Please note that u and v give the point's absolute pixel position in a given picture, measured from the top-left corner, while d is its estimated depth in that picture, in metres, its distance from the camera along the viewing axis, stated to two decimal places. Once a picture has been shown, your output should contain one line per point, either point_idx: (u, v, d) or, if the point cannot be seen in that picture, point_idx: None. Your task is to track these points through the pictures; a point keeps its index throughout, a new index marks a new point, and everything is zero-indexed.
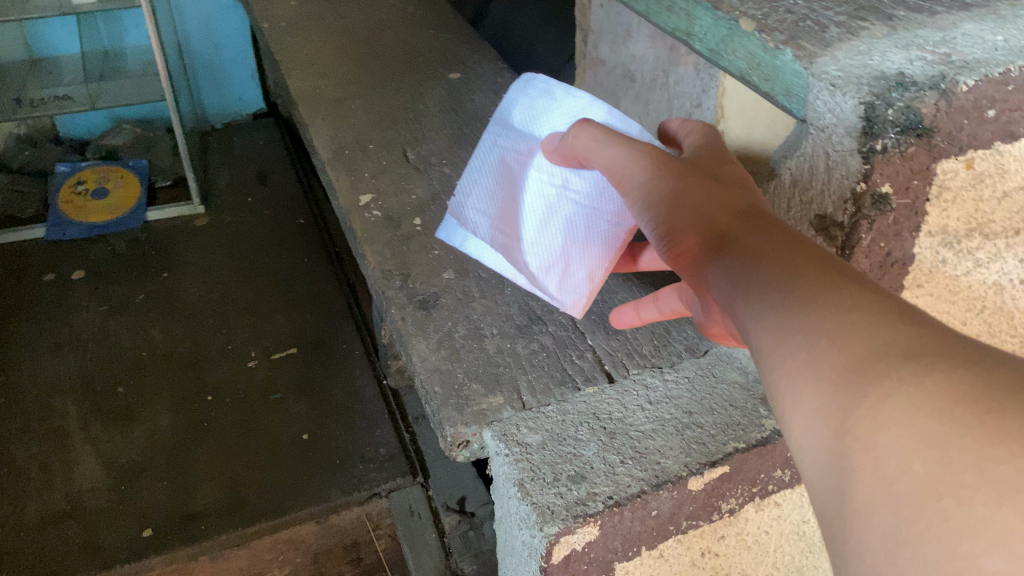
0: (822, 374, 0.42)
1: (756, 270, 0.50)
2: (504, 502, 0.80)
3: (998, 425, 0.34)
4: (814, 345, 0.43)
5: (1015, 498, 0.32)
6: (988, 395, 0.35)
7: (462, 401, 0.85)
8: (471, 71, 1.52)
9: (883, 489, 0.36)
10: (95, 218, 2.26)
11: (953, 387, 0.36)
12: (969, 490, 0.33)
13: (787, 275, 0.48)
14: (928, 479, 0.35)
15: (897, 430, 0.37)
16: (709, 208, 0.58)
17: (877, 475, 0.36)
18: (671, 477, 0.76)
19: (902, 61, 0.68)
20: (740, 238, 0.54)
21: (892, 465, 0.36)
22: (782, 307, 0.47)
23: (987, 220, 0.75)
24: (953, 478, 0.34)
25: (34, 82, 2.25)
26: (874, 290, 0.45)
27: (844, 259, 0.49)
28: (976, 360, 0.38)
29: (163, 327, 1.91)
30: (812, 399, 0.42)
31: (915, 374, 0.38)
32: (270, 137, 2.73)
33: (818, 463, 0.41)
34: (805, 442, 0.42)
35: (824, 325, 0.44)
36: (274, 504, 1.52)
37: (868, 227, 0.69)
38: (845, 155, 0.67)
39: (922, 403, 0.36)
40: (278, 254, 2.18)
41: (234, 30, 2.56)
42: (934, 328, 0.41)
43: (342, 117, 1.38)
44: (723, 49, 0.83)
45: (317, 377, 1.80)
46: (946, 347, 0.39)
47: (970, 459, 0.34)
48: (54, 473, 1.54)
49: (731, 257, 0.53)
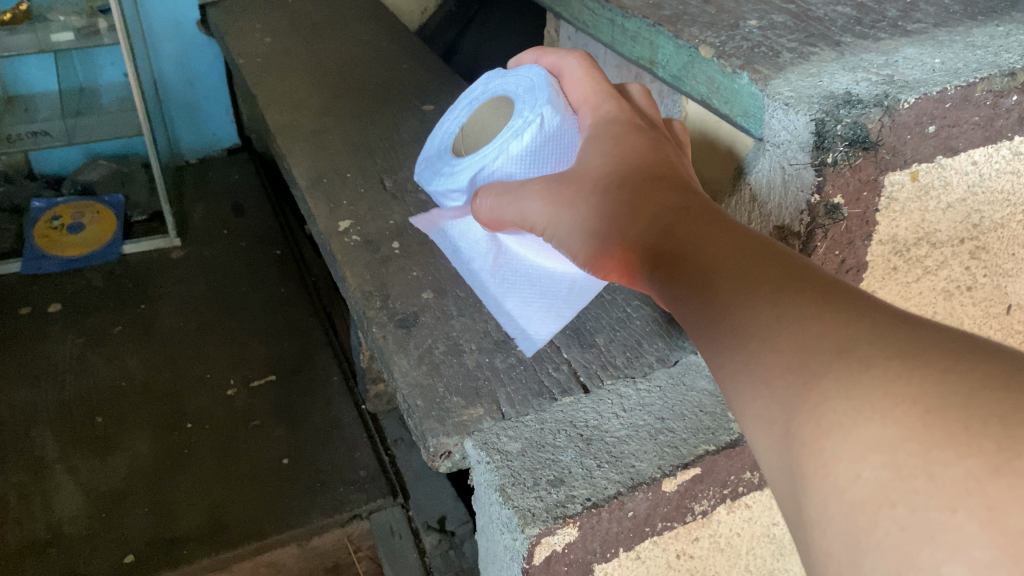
0: (761, 378, 0.48)
1: (674, 284, 0.57)
2: (486, 510, 0.83)
3: (942, 428, 0.40)
4: (745, 348, 0.50)
5: (967, 502, 0.38)
6: (925, 391, 0.41)
7: (443, 413, 0.88)
8: (445, 103, 1.57)
9: (837, 496, 0.42)
10: (71, 251, 2.27)
11: (893, 388, 0.42)
12: (920, 497, 0.39)
13: (707, 280, 0.55)
14: (880, 486, 0.40)
15: (843, 436, 0.43)
16: (623, 226, 0.65)
17: (834, 485, 0.42)
18: (646, 479, 0.79)
19: (849, 82, 0.73)
20: (658, 248, 0.60)
21: (844, 473, 0.42)
22: (704, 319, 0.54)
23: (933, 230, 0.81)
24: (903, 483, 0.40)
25: (10, 120, 2.27)
26: (789, 285, 0.51)
27: (760, 250, 0.55)
28: (911, 350, 0.43)
29: (141, 357, 1.91)
30: (756, 403, 0.48)
31: (851, 372, 0.44)
32: (244, 171, 2.76)
33: (775, 465, 0.47)
34: (759, 444, 0.49)
35: (754, 330, 0.50)
36: (255, 527, 1.52)
37: (823, 236, 0.73)
38: (800, 169, 0.72)
39: (865, 409, 0.42)
40: (254, 285, 2.20)
41: (208, 68, 2.60)
42: (855, 315, 0.47)
43: (320, 147, 1.42)
44: (685, 74, 0.88)
45: (296, 404, 1.81)
46: (874, 336, 0.45)
47: (918, 464, 0.40)
48: (33, 502, 1.54)
49: (659, 268, 0.59)
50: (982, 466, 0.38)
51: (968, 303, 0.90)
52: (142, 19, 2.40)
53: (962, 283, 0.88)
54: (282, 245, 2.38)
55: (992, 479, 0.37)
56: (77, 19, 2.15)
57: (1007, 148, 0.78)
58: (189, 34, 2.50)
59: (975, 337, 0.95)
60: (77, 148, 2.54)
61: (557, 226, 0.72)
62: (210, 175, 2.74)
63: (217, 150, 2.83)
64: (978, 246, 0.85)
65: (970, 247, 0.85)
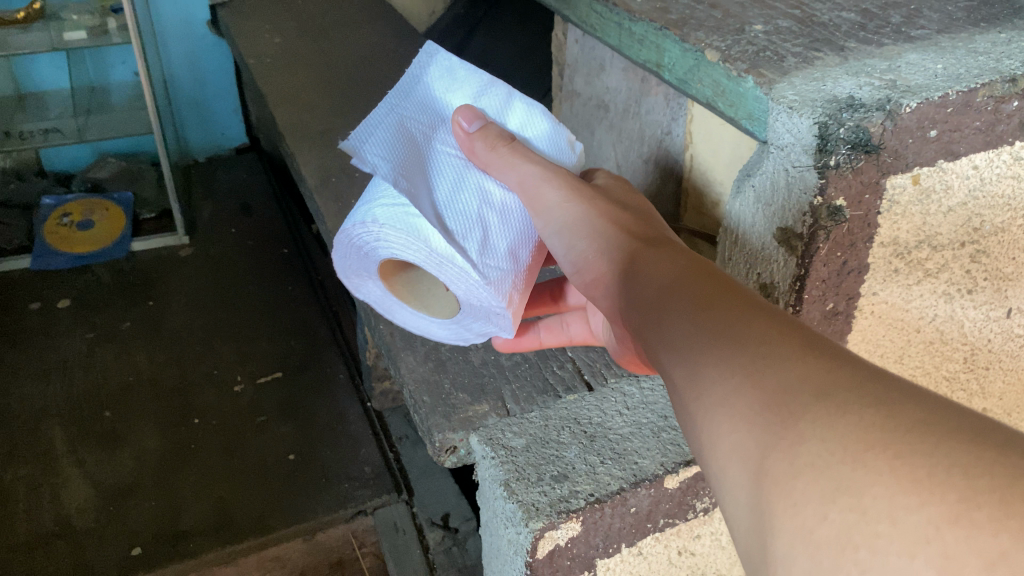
0: (737, 411, 0.45)
1: (665, 306, 0.55)
2: (490, 505, 0.85)
3: (910, 473, 0.37)
4: (727, 379, 0.47)
5: (927, 549, 0.36)
6: (897, 437, 0.39)
7: (449, 408, 0.90)
8: None
9: (801, 537, 0.39)
10: (80, 248, 2.29)
11: (866, 431, 0.40)
12: (883, 540, 0.37)
13: (699, 303, 0.53)
14: (845, 528, 0.38)
15: (813, 474, 0.40)
16: (628, 245, 0.64)
17: (797, 523, 0.40)
18: (649, 475, 0.80)
19: (852, 86, 0.75)
20: (654, 271, 0.59)
21: (810, 512, 0.39)
22: (694, 338, 0.51)
23: (934, 233, 0.82)
24: (867, 527, 0.37)
25: (21, 117, 2.29)
26: (782, 327, 0.48)
27: (749, 291, 0.54)
28: (886, 397, 0.41)
29: (149, 353, 1.93)
30: (728, 436, 0.45)
31: (827, 417, 0.41)
32: (251, 170, 2.78)
33: (739, 503, 0.44)
34: (725, 478, 0.45)
35: (737, 359, 0.47)
36: (261, 521, 1.53)
37: (825, 237, 0.75)
38: (803, 172, 0.73)
39: (837, 450, 0.40)
40: (261, 283, 2.21)
41: (217, 67, 2.62)
42: (840, 362, 0.45)
43: (329, 146, 1.44)
44: (691, 78, 0.89)
45: (303, 400, 1.82)
46: (853, 384, 0.43)
47: (882, 508, 0.37)
48: (42, 495, 1.55)
49: (647, 287, 0.58)
50: (944, 514, 0.36)
51: (969, 307, 0.91)
52: (152, 19, 2.42)
53: (963, 287, 0.89)
54: (289, 243, 2.39)
55: (954, 528, 0.35)
56: (89, 18, 2.17)
57: (1007, 153, 0.79)
58: (199, 33, 2.51)
59: (977, 340, 0.95)
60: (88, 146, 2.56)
61: (564, 212, 0.69)
62: (217, 174, 2.76)
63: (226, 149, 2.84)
64: (979, 250, 0.86)
65: (971, 251, 0.86)
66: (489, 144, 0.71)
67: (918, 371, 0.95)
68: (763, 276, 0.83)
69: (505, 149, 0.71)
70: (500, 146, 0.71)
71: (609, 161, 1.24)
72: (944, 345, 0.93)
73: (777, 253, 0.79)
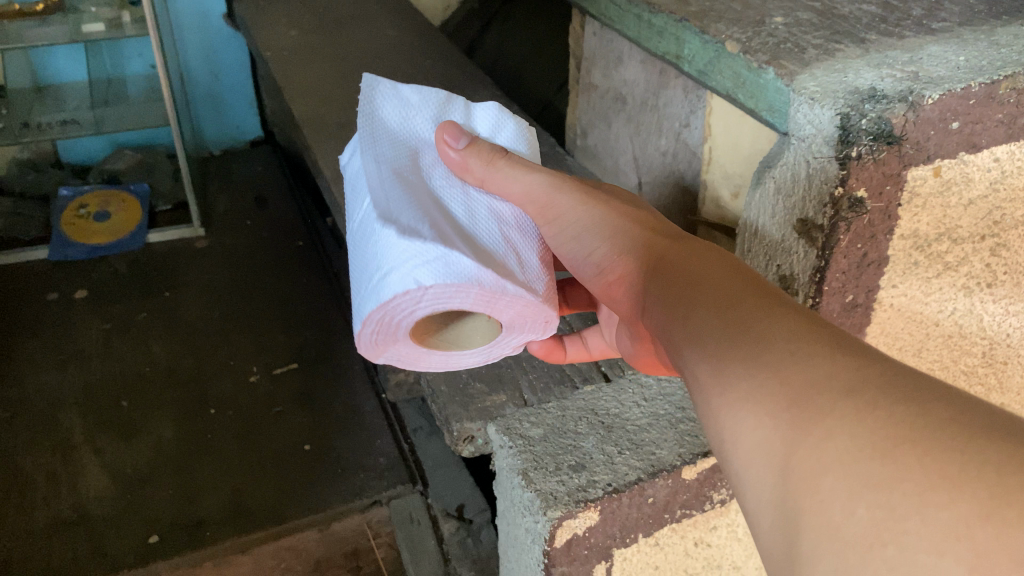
0: (764, 409, 0.46)
1: (689, 304, 0.55)
2: (508, 494, 0.85)
3: (939, 470, 0.38)
4: (754, 378, 0.48)
5: (955, 547, 0.36)
6: (924, 434, 0.40)
7: (467, 399, 0.90)
8: (468, 97, 1.59)
9: (828, 532, 0.40)
10: (96, 239, 2.30)
11: (895, 429, 0.41)
12: (910, 537, 0.38)
13: (724, 301, 0.54)
14: (873, 524, 0.39)
15: (840, 472, 0.41)
16: (651, 245, 0.64)
17: (824, 517, 0.41)
18: (666, 466, 0.80)
19: (874, 78, 0.74)
20: (678, 268, 0.60)
21: (836, 508, 0.40)
22: (718, 338, 0.51)
23: (955, 226, 0.82)
24: (895, 524, 0.38)
25: (39, 109, 2.31)
26: (804, 325, 0.50)
27: (773, 290, 0.55)
28: (915, 396, 0.42)
29: (165, 343, 1.94)
30: (756, 433, 0.46)
31: (855, 414, 0.42)
32: (266, 163, 2.78)
33: (765, 500, 0.46)
34: (749, 477, 0.47)
35: (764, 356, 0.48)
36: (276, 511, 1.54)
37: (846, 229, 0.75)
38: (824, 163, 0.72)
39: (865, 448, 0.41)
40: (275, 275, 2.23)
41: (233, 60, 2.63)
42: (867, 360, 0.46)
43: (346, 138, 1.45)
44: (711, 70, 0.89)
45: (317, 392, 1.83)
46: (882, 381, 0.44)
47: (910, 504, 0.38)
48: (61, 483, 1.57)
49: (668, 285, 0.59)
50: (975, 512, 0.37)
51: (990, 300, 0.91)
52: (168, 12, 2.43)
53: (982, 280, 0.88)
54: (303, 236, 2.40)
55: (985, 525, 0.36)
56: (107, 11, 2.18)
57: None
58: (215, 26, 2.53)
59: (996, 334, 0.95)
60: (103, 138, 2.57)
61: (584, 214, 0.69)
62: (232, 166, 2.77)
63: (240, 143, 2.85)
64: (999, 243, 0.86)
65: (991, 244, 0.86)
66: (487, 161, 0.70)
67: (936, 364, 0.94)
68: (782, 268, 0.83)
69: (504, 161, 0.70)
70: (498, 159, 0.70)
71: (626, 153, 1.24)
72: (965, 338, 0.93)
73: (796, 245, 0.79)
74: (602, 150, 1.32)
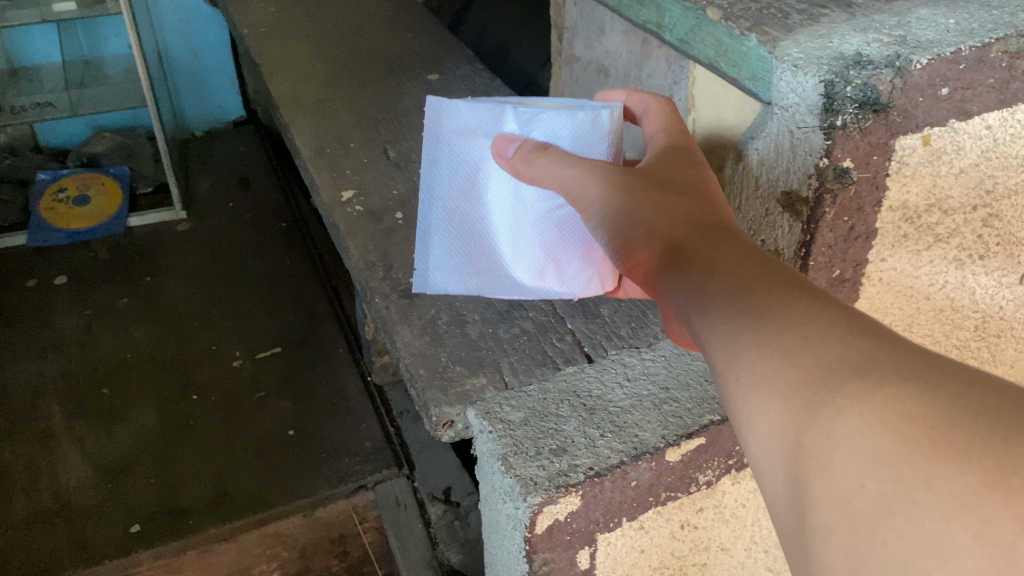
0: (774, 390, 0.44)
1: (697, 281, 0.52)
2: (489, 479, 0.83)
3: (945, 440, 0.36)
4: (763, 358, 0.45)
5: (962, 516, 0.34)
6: (935, 407, 0.37)
7: (446, 382, 0.88)
8: (451, 73, 1.56)
9: (840, 509, 0.38)
10: (76, 224, 2.27)
11: (903, 402, 0.38)
12: (918, 507, 0.36)
13: (732, 277, 0.50)
14: (883, 499, 0.37)
15: (850, 447, 0.39)
16: (655, 213, 0.60)
17: (835, 493, 0.39)
18: (649, 448, 0.78)
19: (860, 43, 0.71)
20: (685, 240, 0.56)
21: (847, 482, 0.38)
22: (732, 316, 0.48)
23: (945, 196, 0.78)
24: (904, 495, 0.36)
25: (15, 91, 2.27)
26: (815, 299, 0.47)
27: (786, 264, 0.52)
28: (925, 369, 0.40)
29: (147, 329, 1.92)
30: (768, 413, 0.44)
31: (865, 390, 0.40)
32: (250, 142, 2.76)
33: (777, 479, 0.43)
34: (761, 456, 0.44)
35: (774, 336, 0.46)
36: (259, 498, 1.53)
37: (831, 202, 0.72)
38: (808, 133, 0.70)
39: (875, 422, 0.38)
40: (260, 258, 2.20)
41: (214, 38, 2.60)
42: (878, 336, 0.43)
43: (324, 115, 1.41)
44: (693, 38, 0.86)
45: (301, 376, 1.81)
46: (892, 358, 0.41)
47: (919, 476, 0.36)
48: (41, 472, 1.55)
49: (674, 261, 0.55)
50: (980, 480, 0.34)
51: (981, 272, 0.88)
52: None
53: (974, 252, 0.86)
54: (288, 217, 2.37)
55: (995, 493, 0.34)
56: None
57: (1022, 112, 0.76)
58: (195, 4, 2.50)
59: (988, 306, 0.92)
60: (82, 120, 2.56)
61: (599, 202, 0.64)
62: (216, 147, 2.73)
63: (223, 123, 2.82)
64: (991, 213, 0.83)
65: (983, 215, 0.83)
66: (529, 161, 0.72)
67: (927, 339, 0.92)
68: (767, 242, 0.80)
69: (542, 160, 0.71)
70: (537, 158, 0.71)
71: None
72: (957, 312, 0.90)
73: (781, 219, 0.77)
74: None
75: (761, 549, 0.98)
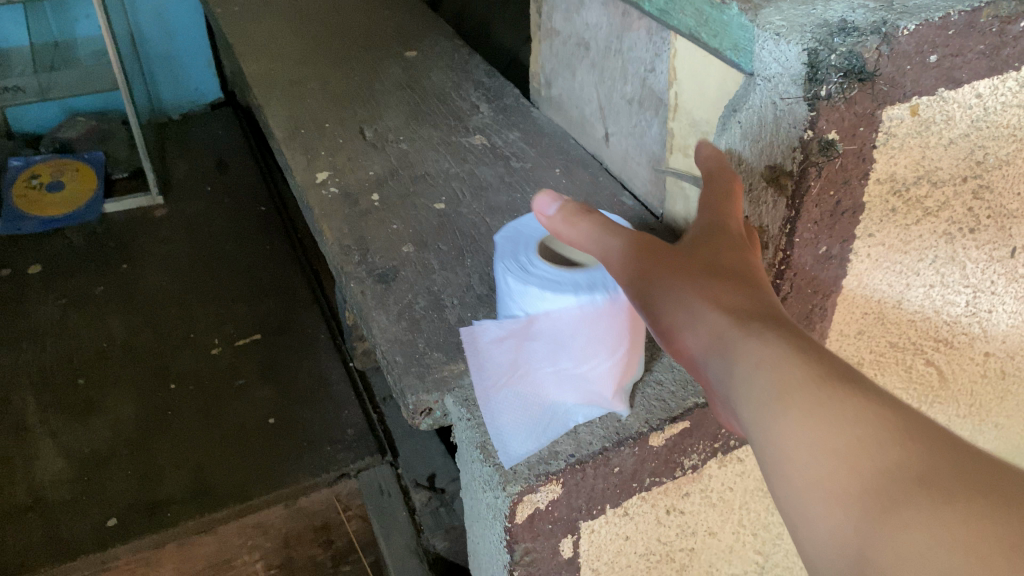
0: (832, 491, 0.42)
1: (732, 350, 0.48)
2: (468, 467, 0.81)
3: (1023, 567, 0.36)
4: (818, 458, 0.42)
5: None
6: (1004, 529, 0.37)
7: (423, 369, 0.85)
8: (421, 62, 1.57)
9: None
10: (50, 211, 2.24)
11: (973, 523, 0.37)
12: None
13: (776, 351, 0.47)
14: None
15: (920, 563, 0.37)
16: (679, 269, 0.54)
17: None
18: (632, 433, 0.76)
19: (845, 9, 0.68)
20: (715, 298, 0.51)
21: None
22: (779, 400, 0.44)
23: (934, 168, 0.76)
24: None
25: None
26: (859, 386, 0.45)
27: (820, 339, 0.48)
28: (981, 480, 0.39)
29: (123, 318, 1.90)
30: (824, 515, 0.42)
31: (933, 505, 0.38)
32: (227, 125, 2.74)
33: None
34: (810, 550, 0.42)
35: (827, 431, 0.43)
36: (238, 490, 1.51)
37: (817, 175, 0.69)
38: (792, 105, 0.67)
39: (948, 541, 0.37)
40: (240, 243, 2.18)
41: (187, 19, 2.61)
42: (926, 433, 0.42)
43: (298, 105, 1.42)
44: (674, 7, 0.83)
45: (281, 364, 1.79)
46: (946, 465, 0.40)
47: None
48: (15, 466, 1.52)
49: (705, 323, 0.50)
50: None
51: (972, 247, 0.86)
52: None
53: (964, 225, 0.83)
54: (267, 200, 2.36)
55: None
56: None
57: (1013, 80, 0.73)
58: None
59: (980, 282, 0.90)
60: (55, 104, 2.53)
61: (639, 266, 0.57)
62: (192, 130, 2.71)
63: (200, 106, 2.80)
64: (982, 185, 0.80)
65: (973, 186, 0.80)
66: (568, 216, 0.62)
67: (917, 316, 0.88)
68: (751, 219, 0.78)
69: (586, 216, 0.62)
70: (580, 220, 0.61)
71: (591, 103, 1.19)
72: (948, 288, 0.88)
73: (764, 194, 0.74)
74: (568, 101, 1.26)
75: (749, 533, 0.96)
